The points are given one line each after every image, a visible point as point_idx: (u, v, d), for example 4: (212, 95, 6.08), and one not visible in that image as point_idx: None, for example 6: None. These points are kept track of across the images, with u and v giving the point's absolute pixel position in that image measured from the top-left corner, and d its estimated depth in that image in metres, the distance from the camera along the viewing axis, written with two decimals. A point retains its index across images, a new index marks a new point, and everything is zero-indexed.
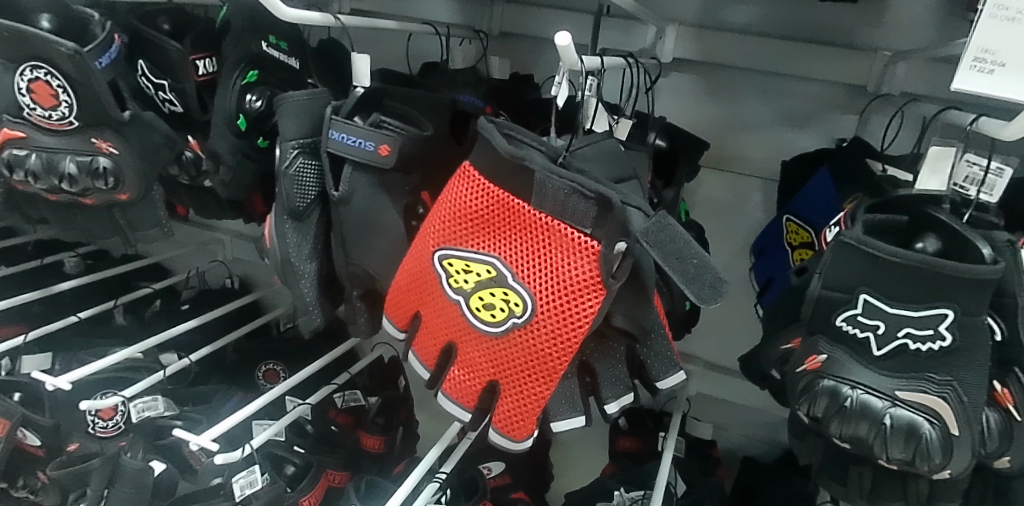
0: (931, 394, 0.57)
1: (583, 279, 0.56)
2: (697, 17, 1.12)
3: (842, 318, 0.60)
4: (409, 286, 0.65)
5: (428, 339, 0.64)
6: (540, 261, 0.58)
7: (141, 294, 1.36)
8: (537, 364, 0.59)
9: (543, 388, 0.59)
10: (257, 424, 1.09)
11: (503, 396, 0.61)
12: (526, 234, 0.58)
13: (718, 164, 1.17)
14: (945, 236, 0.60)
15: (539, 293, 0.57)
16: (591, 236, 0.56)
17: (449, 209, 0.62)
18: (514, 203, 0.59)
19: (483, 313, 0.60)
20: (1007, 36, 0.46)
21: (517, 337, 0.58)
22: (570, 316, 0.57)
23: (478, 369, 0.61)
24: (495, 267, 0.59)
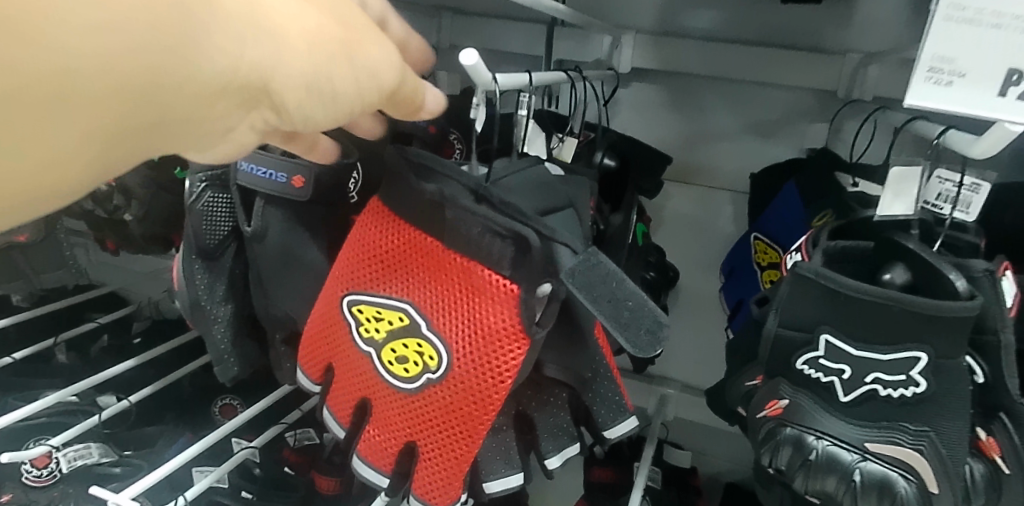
0: (906, 447, 0.50)
1: (500, 327, 0.49)
2: (656, 23, 1.05)
3: (802, 360, 0.53)
4: (322, 335, 0.59)
5: (344, 394, 0.58)
6: (453, 308, 0.50)
7: (86, 329, 1.16)
8: (455, 423, 0.51)
9: (464, 450, 0.52)
10: (197, 471, 0.99)
11: (422, 458, 0.53)
12: (438, 277, 0.51)
13: (685, 177, 1.10)
14: (914, 266, 0.53)
15: (453, 344, 0.50)
16: (508, 278, 0.49)
17: (359, 249, 0.56)
18: (425, 242, 0.52)
19: (396, 366, 0.53)
20: (965, 42, 0.39)
21: (433, 393, 0.51)
22: (488, 370, 0.49)
23: (395, 429, 0.54)
24: (406, 314, 0.52)
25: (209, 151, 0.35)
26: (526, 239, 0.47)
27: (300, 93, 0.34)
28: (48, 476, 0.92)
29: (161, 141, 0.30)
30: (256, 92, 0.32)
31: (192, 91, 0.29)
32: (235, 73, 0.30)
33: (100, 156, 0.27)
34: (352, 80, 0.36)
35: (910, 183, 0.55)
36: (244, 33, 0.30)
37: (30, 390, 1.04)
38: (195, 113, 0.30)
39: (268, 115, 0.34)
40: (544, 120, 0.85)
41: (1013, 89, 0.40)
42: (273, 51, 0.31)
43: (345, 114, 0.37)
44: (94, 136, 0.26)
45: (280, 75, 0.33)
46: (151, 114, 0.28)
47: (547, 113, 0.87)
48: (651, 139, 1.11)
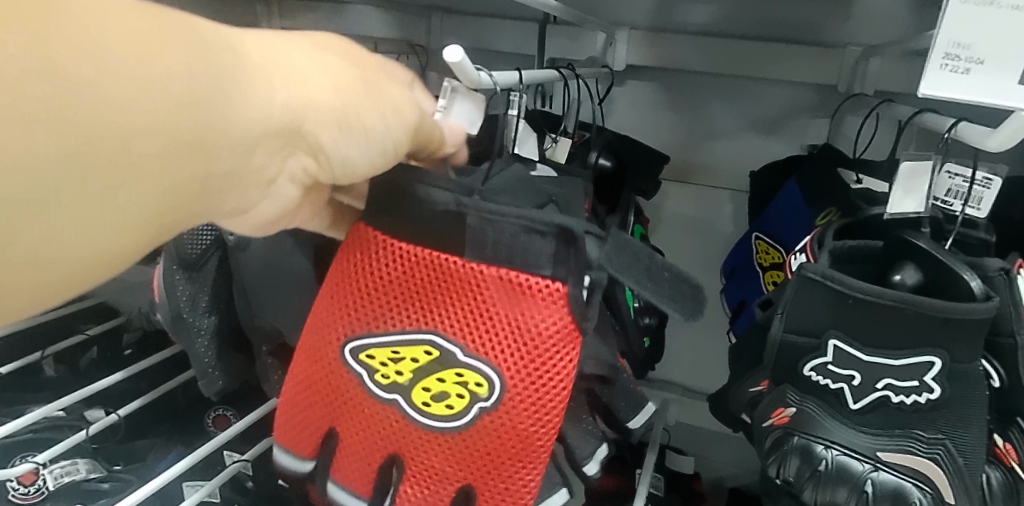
0: (920, 456, 0.48)
1: (555, 334, 0.42)
2: (651, 20, 1.03)
3: (809, 366, 0.51)
4: (319, 395, 0.48)
5: (363, 459, 0.47)
6: (494, 328, 0.43)
7: (74, 340, 1.13)
8: (519, 454, 0.44)
9: (530, 479, 0.45)
10: (189, 486, 0.97)
11: (485, 503, 0.45)
12: (466, 294, 0.43)
13: (683, 176, 1.08)
14: (927, 267, 0.51)
15: (504, 367, 0.42)
16: (551, 277, 0.42)
17: (350, 282, 0.46)
18: (439, 257, 0.44)
19: (432, 407, 0.44)
20: (983, 27, 0.37)
21: (487, 427, 0.44)
22: (551, 383, 0.43)
23: (443, 479, 0.45)
24: (435, 347, 0.43)
25: (255, 208, 0.36)
26: (571, 232, 0.41)
27: (332, 133, 0.35)
28: (35, 492, 0.91)
29: (211, 197, 0.31)
30: (290, 138, 0.33)
31: (232, 143, 0.30)
32: (266, 121, 0.32)
33: (160, 216, 0.29)
34: (381, 114, 0.36)
35: (919, 179, 0.53)
36: (267, 86, 0.32)
37: (16, 405, 1.02)
38: (236, 164, 0.31)
39: (306, 160, 0.35)
40: (538, 121, 0.83)
41: None
42: (298, 98, 0.33)
43: (382, 152, 0.37)
44: (153, 197, 0.28)
45: (311, 115, 0.33)
46: (199, 170, 0.29)
47: (541, 114, 0.84)
48: (648, 138, 1.08)
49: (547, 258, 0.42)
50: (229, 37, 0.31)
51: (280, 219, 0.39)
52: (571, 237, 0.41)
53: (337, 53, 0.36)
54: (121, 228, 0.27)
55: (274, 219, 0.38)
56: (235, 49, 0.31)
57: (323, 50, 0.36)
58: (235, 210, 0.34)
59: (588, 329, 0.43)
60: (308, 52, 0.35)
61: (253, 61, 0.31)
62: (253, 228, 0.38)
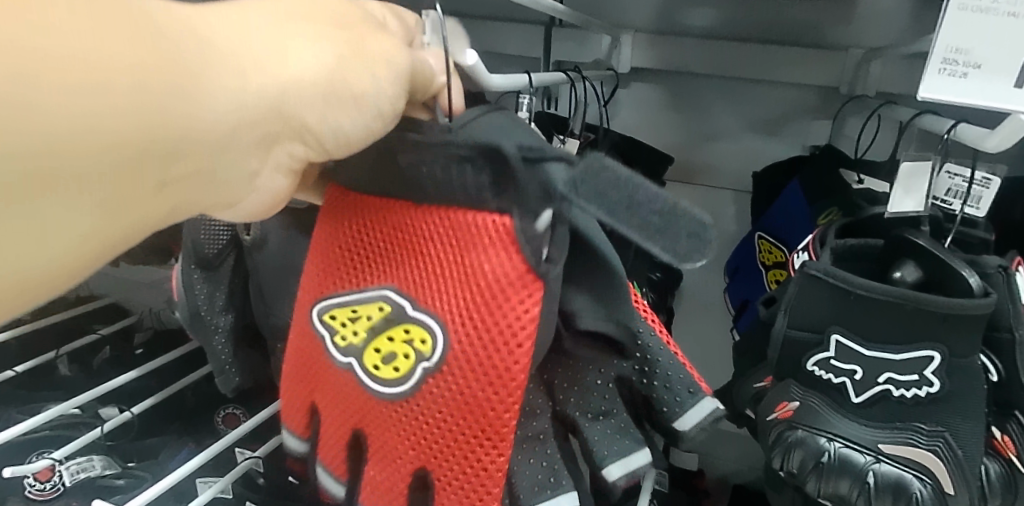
0: (921, 448, 0.49)
1: (506, 280, 0.33)
2: (655, 23, 1.04)
3: (813, 361, 0.53)
4: (295, 371, 0.42)
5: (334, 437, 0.40)
6: (445, 277, 0.35)
7: (86, 340, 1.12)
8: (478, 429, 0.35)
9: (494, 463, 0.35)
10: (201, 482, 0.93)
11: (446, 490, 0.36)
12: (416, 240, 0.36)
13: (687, 177, 1.09)
14: (927, 264, 0.52)
15: (453, 321, 0.34)
16: (496, 212, 0.34)
17: (313, 245, 0.40)
18: (394, 204, 0.36)
19: (382, 372, 0.36)
20: (981, 32, 0.38)
21: (432, 394, 0.35)
22: (502, 342, 0.33)
23: (397, 457, 0.37)
24: (385, 300, 0.36)
25: (245, 205, 0.30)
26: (501, 151, 0.32)
27: (320, 111, 0.28)
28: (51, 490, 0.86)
29: (195, 197, 0.26)
30: (276, 124, 0.28)
31: (210, 134, 0.25)
32: (242, 107, 0.26)
33: (136, 216, 0.24)
34: (372, 77, 0.29)
35: (919, 179, 0.54)
36: (239, 66, 0.26)
37: (32, 402, 1.00)
38: (221, 158, 0.26)
39: (299, 149, 0.29)
40: (545, 123, 0.84)
41: None
42: (275, 77, 0.27)
43: (380, 120, 0.30)
44: (132, 194, 0.24)
45: (292, 91, 0.27)
46: (178, 163, 0.25)
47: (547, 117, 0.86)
48: (652, 139, 1.10)
49: (489, 186, 0.33)
50: (182, 14, 0.25)
51: (277, 211, 0.33)
52: (503, 157, 0.32)
53: (330, 16, 0.30)
54: (87, 229, 0.23)
55: (268, 214, 0.32)
56: (195, 30, 0.25)
57: (305, 15, 0.29)
58: (225, 209, 0.29)
59: (546, 275, 0.33)
60: (298, 20, 0.29)
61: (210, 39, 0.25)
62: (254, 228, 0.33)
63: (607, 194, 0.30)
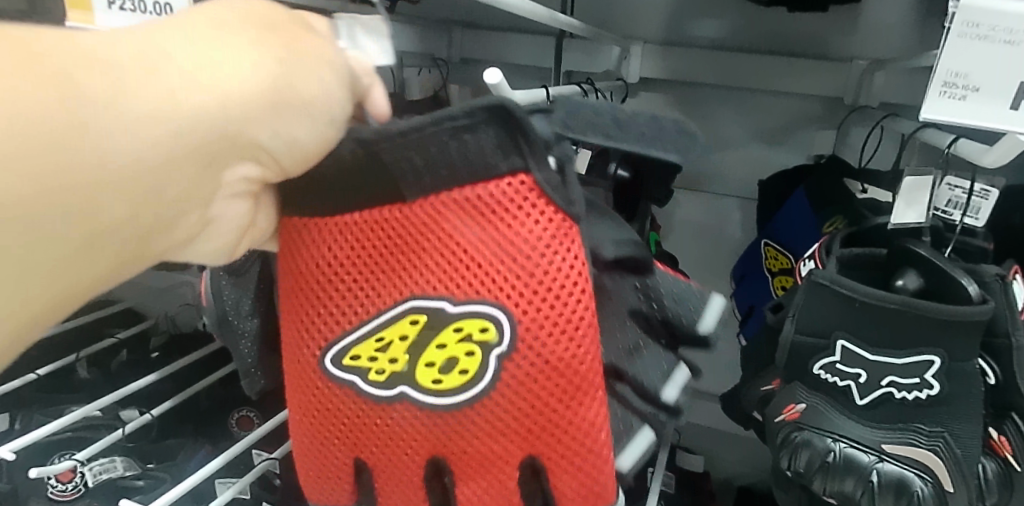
0: (922, 448, 0.51)
1: (548, 238, 0.33)
2: (663, 34, 1.06)
3: (819, 365, 0.55)
4: (315, 443, 0.38)
5: (399, 483, 0.37)
6: (486, 265, 0.33)
7: (106, 342, 1.10)
8: (566, 403, 0.34)
9: (595, 423, 0.35)
10: (220, 483, 0.93)
11: (556, 475, 0.35)
12: (434, 237, 0.34)
13: (694, 185, 1.12)
14: (928, 272, 0.55)
15: (512, 301, 0.33)
16: (510, 170, 0.33)
17: (292, 280, 0.36)
18: (388, 200, 0.34)
19: (444, 383, 0.34)
20: (979, 57, 0.40)
21: (515, 380, 0.34)
22: (568, 297, 0.33)
23: (497, 463, 0.35)
24: (420, 310, 0.34)
25: (203, 233, 0.31)
26: (507, 107, 0.31)
27: (269, 122, 0.28)
28: (73, 489, 0.89)
29: (147, 238, 0.27)
30: (224, 146, 0.27)
31: (145, 174, 0.25)
32: (180, 142, 0.25)
33: (88, 266, 0.25)
34: (318, 78, 0.29)
35: (920, 192, 0.57)
36: (171, 92, 0.25)
37: (56, 407, 1.00)
38: (165, 194, 0.26)
39: (251, 167, 0.29)
40: None
41: None
42: (217, 95, 0.26)
43: (331, 123, 0.30)
44: (72, 252, 0.24)
45: (234, 109, 0.27)
46: (111, 214, 0.25)
47: None
48: None
49: (495, 149, 0.33)
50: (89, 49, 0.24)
51: (238, 241, 0.33)
52: (511, 114, 0.32)
53: (243, 20, 0.29)
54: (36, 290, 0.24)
55: (230, 241, 0.32)
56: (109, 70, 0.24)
57: (224, 22, 0.28)
58: (183, 241, 0.29)
59: (580, 217, 0.34)
60: (221, 30, 0.28)
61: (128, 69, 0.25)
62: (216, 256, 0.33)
63: (606, 123, 0.32)
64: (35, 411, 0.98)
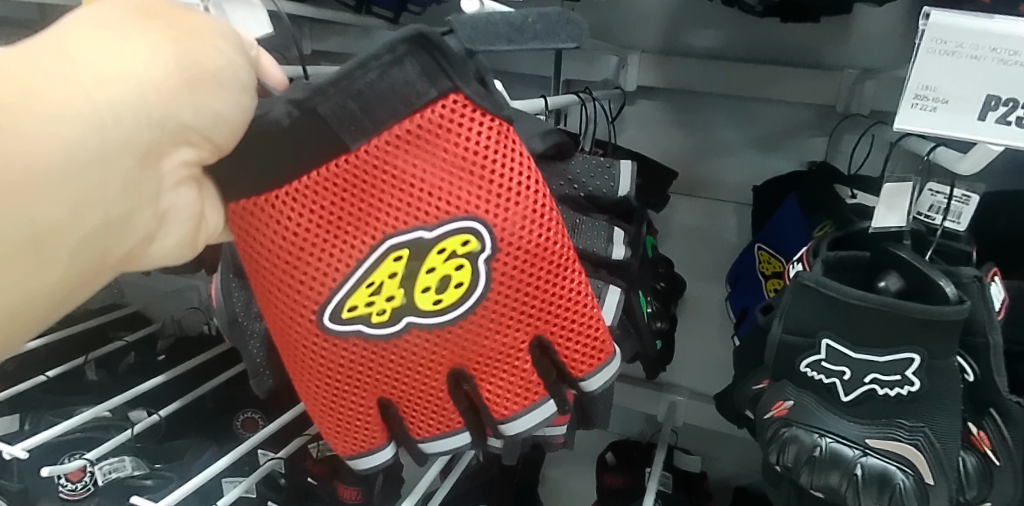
0: (903, 442, 0.54)
1: (488, 149, 0.43)
2: (660, 43, 1.09)
3: (806, 363, 0.57)
4: (347, 390, 0.48)
5: (430, 392, 0.48)
6: (451, 190, 0.43)
7: (114, 345, 1.10)
8: (541, 280, 0.46)
9: (570, 286, 0.47)
10: (227, 482, 0.94)
11: (553, 339, 0.48)
12: (394, 175, 0.42)
13: (690, 191, 1.15)
14: (908, 274, 0.57)
15: (479, 206, 0.43)
16: (438, 100, 0.42)
17: (277, 252, 0.44)
18: (338, 158, 0.42)
19: (444, 299, 0.45)
20: (947, 72, 0.43)
21: (503, 272, 0.45)
22: (520, 189, 0.44)
23: (509, 351, 0.47)
24: (401, 245, 0.43)
25: (163, 227, 0.35)
26: (424, 35, 0.41)
27: (190, 100, 0.33)
28: (83, 489, 0.88)
29: (102, 235, 0.31)
30: (154, 132, 0.32)
31: (71, 170, 0.28)
32: (104, 132, 0.29)
33: (42, 268, 0.29)
34: (217, 47, 0.34)
35: (898, 199, 0.59)
36: (77, 88, 0.29)
37: (63, 407, 0.98)
38: (104, 193, 0.30)
39: (188, 150, 0.34)
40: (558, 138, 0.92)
41: (993, 114, 0.43)
42: (129, 85, 0.30)
43: (244, 89, 0.35)
44: (16, 253, 0.27)
45: (150, 93, 0.31)
46: (48, 215, 0.28)
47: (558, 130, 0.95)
48: (658, 153, 1.15)
49: (420, 78, 0.42)
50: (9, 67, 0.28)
51: (195, 236, 0.39)
52: (426, 41, 0.41)
53: (127, 11, 0.33)
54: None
55: (187, 235, 0.37)
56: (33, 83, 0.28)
57: (109, 15, 0.32)
58: (143, 239, 0.34)
59: (509, 116, 0.45)
60: (108, 25, 0.31)
61: (46, 76, 0.29)
62: (171, 257, 0.37)
63: (504, 30, 0.42)
64: (46, 412, 0.97)
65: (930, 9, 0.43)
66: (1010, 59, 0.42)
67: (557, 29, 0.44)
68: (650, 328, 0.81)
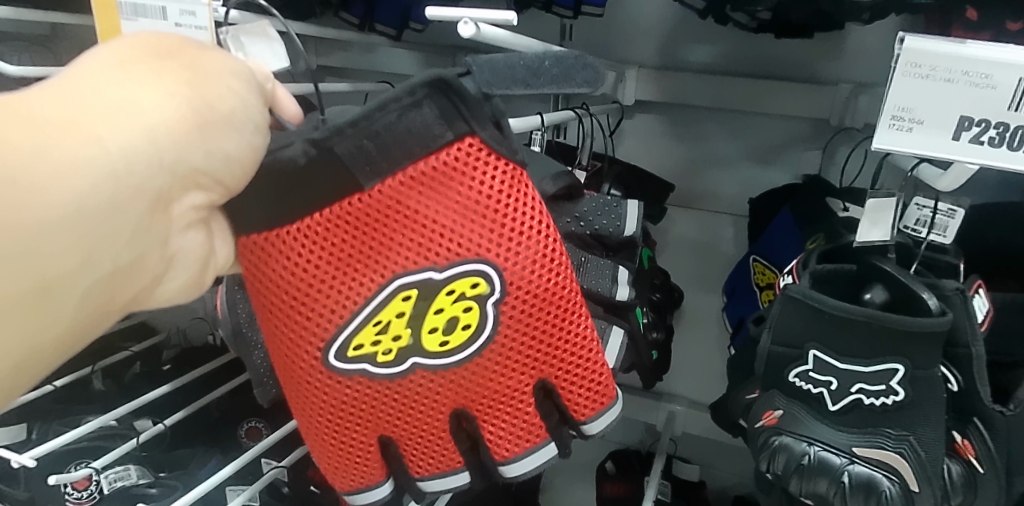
0: (889, 450, 0.55)
1: (500, 194, 0.46)
2: (658, 58, 1.10)
3: (794, 373, 0.59)
4: (350, 426, 0.50)
5: (433, 428, 0.50)
6: (460, 234, 0.45)
7: (121, 355, 1.12)
8: (547, 324, 0.49)
9: (574, 330, 0.50)
10: (229, 490, 0.93)
11: (557, 382, 0.51)
12: (406, 216, 0.44)
13: (688, 203, 1.17)
14: (892, 287, 0.59)
15: (488, 252, 0.46)
16: (452, 143, 0.45)
17: (288, 290, 0.46)
18: (353, 198, 0.44)
19: (450, 340, 0.47)
20: (921, 95, 0.47)
21: (510, 314, 0.47)
22: (530, 233, 0.46)
23: (513, 389, 0.50)
24: (410, 286, 0.45)
25: (170, 269, 0.38)
26: (442, 79, 0.43)
27: (201, 144, 0.35)
28: (88, 498, 0.86)
29: (112, 279, 0.32)
30: (166, 177, 0.34)
31: (86, 219, 0.30)
32: (117, 179, 0.31)
33: (59, 311, 0.30)
34: (228, 89, 0.36)
35: (883, 213, 0.61)
36: (93, 135, 0.31)
37: (70, 415, 0.99)
38: (114, 239, 0.31)
39: (198, 194, 0.36)
40: (556, 152, 0.94)
41: (966, 134, 0.47)
42: (142, 132, 0.32)
43: (256, 129, 0.38)
44: (26, 301, 0.28)
45: (163, 140, 0.33)
46: (60, 263, 0.29)
47: (556, 144, 0.97)
48: (656, 166, 1.17)
49: (437, 120, 0.44)
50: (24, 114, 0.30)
51: (202, 273, 0.41)
52: (445, 85, 0.44)
53: (141, 54, 0.35)
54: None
55: (194, 275, 0.40)
56: (46, 133, 0.29)
57: (123, 59, 0.34)
58: (149, 281, 0.36)
59: (522, 159, 0.47)
60: (119, 73, 0.33)
61: (54, 123, 0.30)
62: (180, 295, 0.40)
63: (521, 74, 0.43)
64: (54, 422, 0.96)
65: (904, 36, 0.46)
66: (980, 82, 0.45)
67: (572, 72, 0.45)
68: (646, 339, 0.82)
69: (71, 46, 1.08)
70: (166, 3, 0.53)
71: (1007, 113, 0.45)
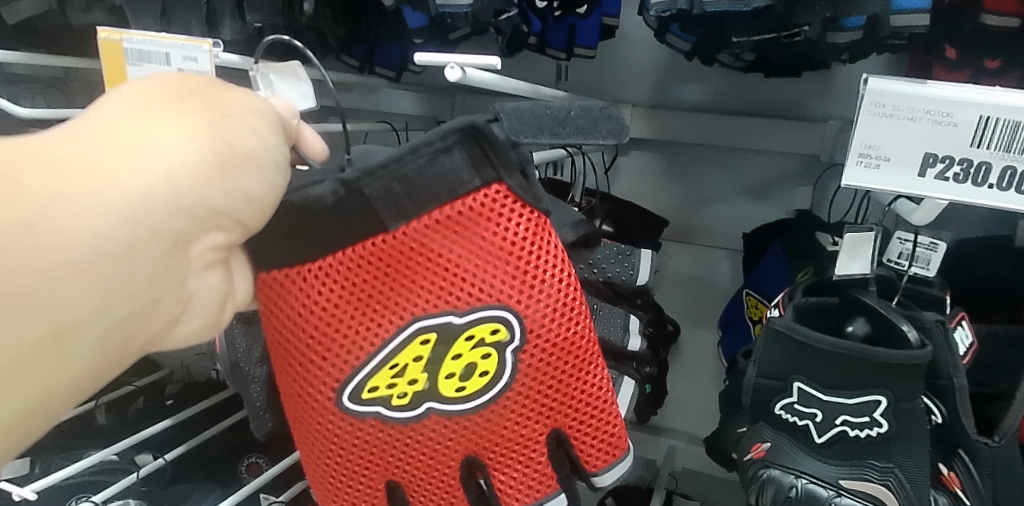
0: (875, 483, 0.56)
1: (522, 241, 0.48)
2: (651, 97, 1.13)
3: (779, 406, 0.60)
4: (359, 470, 0.50)
5: (444, 474, 0.51)
6: (482, 278, 0.47)
7: (123, 390, 1.12)
8: (563, 372, 0.51)
9: (590, 378, 0.52)
10: None
11: (571, 432, 0.53)
12: (429, 259, 0.46)
13: (684, 237, 1.18)
14: (875, 321, 0.61)
15: (509, 299, 0.48)
16: (479, 190, 0.47)
17: (309, 329, 0.47)
18: (378, 243, 0.46)
19: (467, 387, 0.48)
20: (887, 134, 0.49)
21: (529, 362, 0.49)
22: (549, 282, 0.49)
23: (526, 438, 0.51)
24: (429, 329, 0.47)
25: (187, 310, 0.39)
26: (474, 126, 0.46)
27: (221, 187, 0.36)
28: None
29: (126, 320, 0.33)
30: (185, 220, 0.35)
31: (101, 262, 0.31)
32: (135, 222, 0.32)
33: (73, 352, 0.31)
34: (249, 130, 0.38)
35: (861, 247, 0.61)
36: (114, 179, 0.32)
37: (73, 449, 0.99)
38: (131, 282, 0.33)
39: (217, 235, 0.38)
40: (551, 192, 0.97)
41: (931, 170, 0.49)
42: (162, 175, 0.34)
43: (276, 169, 0.40)
44: (42, 346, 0.29)
45: (182, 183, 0.34)
46: (76, 309, 0.30)
47: (551, 183, 0.99)
48: (652, 201, 1.19)
49: (465, 166, 0.46)
50: (49, 159, 0.31)
51: (220, 312, 0.42)
52: (476, 132, 0.46)
53: (164, 97, 0.37)
54: (11, 388, 0.29)
55: (211, 314, 0.41)
56: (65, 174, 0.31)
57: (146, 103, 0.36)
58: (166, 323, 0.37)
59: (546, 208, 0.49)
60: (145, 117, 0.35)
61: (79, 166, 0.31)
62: (197, 336, 0.41)
63: (548, 123, 0.46)
64: (57, 455, 0.97)
65: (868, 77, 0.48)
66: (942, 120, 0.47)
67: (597, 124, 0.48)
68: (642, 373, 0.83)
69: (81, 90, 1.12)
70: (169, 49, 0.57)
71: (969, 149, 0.47)
